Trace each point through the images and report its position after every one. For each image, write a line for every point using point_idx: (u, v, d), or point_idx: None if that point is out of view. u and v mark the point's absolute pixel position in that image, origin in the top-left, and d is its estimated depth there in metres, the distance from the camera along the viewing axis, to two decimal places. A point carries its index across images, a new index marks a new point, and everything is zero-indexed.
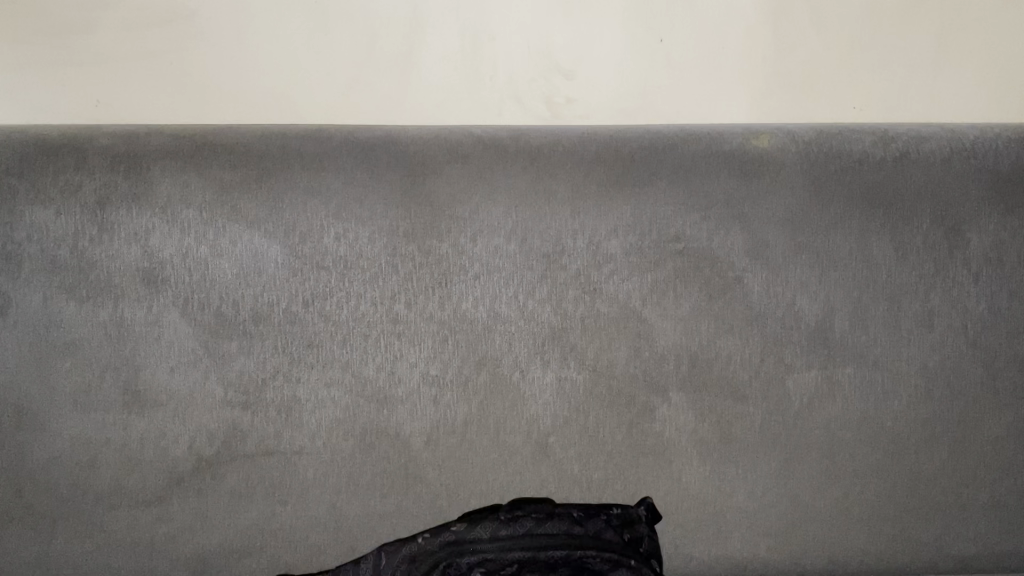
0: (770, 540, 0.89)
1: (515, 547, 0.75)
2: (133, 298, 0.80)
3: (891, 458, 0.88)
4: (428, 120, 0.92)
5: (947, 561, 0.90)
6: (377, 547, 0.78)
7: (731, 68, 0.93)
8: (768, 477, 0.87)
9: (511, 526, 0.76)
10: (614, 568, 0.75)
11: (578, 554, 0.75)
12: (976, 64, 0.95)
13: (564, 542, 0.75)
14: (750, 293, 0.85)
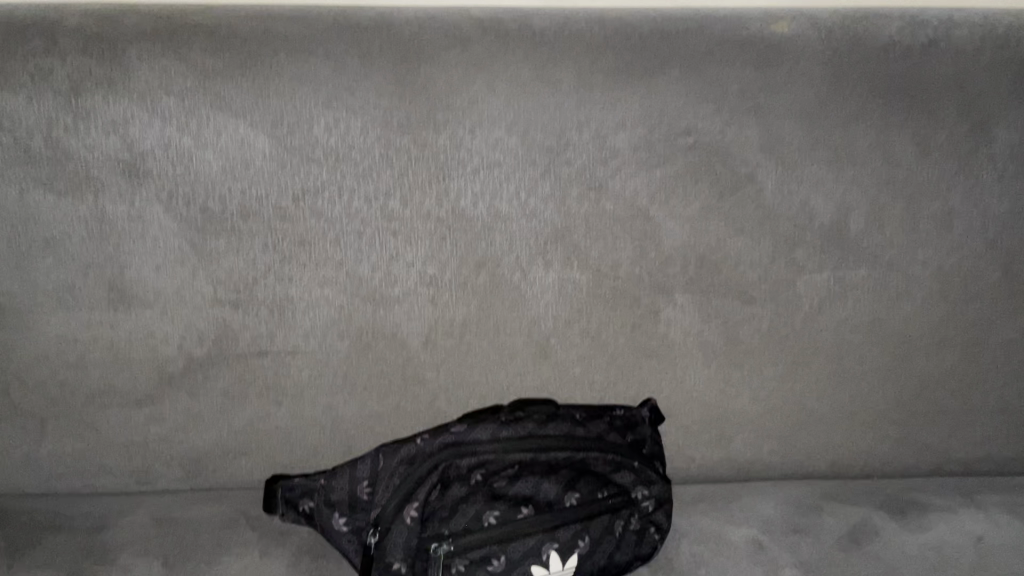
0: (772, 442, 0.88)
1: (519, 450, 0.70)
2: (113, 192, 0.75)
3: (899, 361, 0.86)
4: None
5: (949, 463, 0.90)
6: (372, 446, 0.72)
7: None
8: (773, 381, 0.86)
9: (514, 427, 0.71)
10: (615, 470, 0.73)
11: (582, 456, 0.72)
12: None
13: (569, 444, 0.71)
14: (764, 191, 0.80)
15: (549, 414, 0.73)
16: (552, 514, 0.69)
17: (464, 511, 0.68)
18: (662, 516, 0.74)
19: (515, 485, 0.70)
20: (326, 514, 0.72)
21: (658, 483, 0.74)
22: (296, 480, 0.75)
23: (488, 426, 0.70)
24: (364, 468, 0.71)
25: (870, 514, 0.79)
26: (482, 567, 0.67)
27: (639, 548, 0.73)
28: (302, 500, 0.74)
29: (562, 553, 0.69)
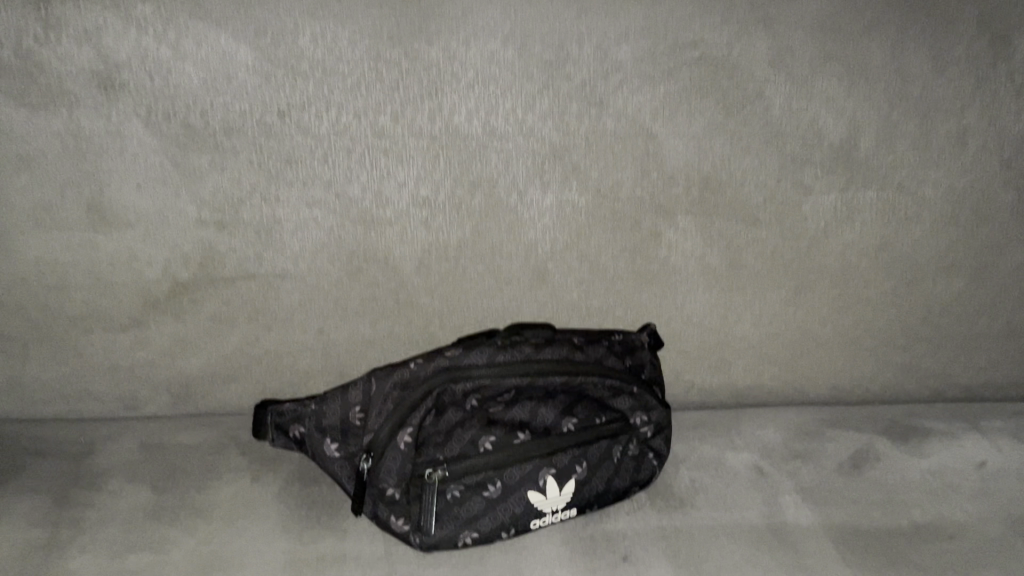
0: (774, 369, 0.86)
1: (516, 374, 0.68)
2: (89, 105, 0.71)
3: (905, 286, 0.84)
4: None
5: (952, 391, 0.88)
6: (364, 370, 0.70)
7: None
8: (776, 306, 0.84)
9: (510, 351, 0.69)
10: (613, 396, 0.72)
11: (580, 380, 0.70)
12: None
13: (567, 368, 0.69)
14: (771, 108, 0.76)
15: (546, 338, 0.71)
16: (549, 440, 0.67)
17: (459, 436, 0.66)
18: (662, 442, 0.73)
19: (512, 411, 0.68)
20: (317, 439, 0.70)
21: (657, 408, 0.73)
22: (286, 405, 0.73)
23: (484, 349, 0.68)
24: (355, 393, 0.68)
25: (872, 440, 0.78)
26: (478, 493, 0.65)
27: (639, 475, 0.71)
28: (293, 426, 0.72)
29: (560, 479, 0.67)
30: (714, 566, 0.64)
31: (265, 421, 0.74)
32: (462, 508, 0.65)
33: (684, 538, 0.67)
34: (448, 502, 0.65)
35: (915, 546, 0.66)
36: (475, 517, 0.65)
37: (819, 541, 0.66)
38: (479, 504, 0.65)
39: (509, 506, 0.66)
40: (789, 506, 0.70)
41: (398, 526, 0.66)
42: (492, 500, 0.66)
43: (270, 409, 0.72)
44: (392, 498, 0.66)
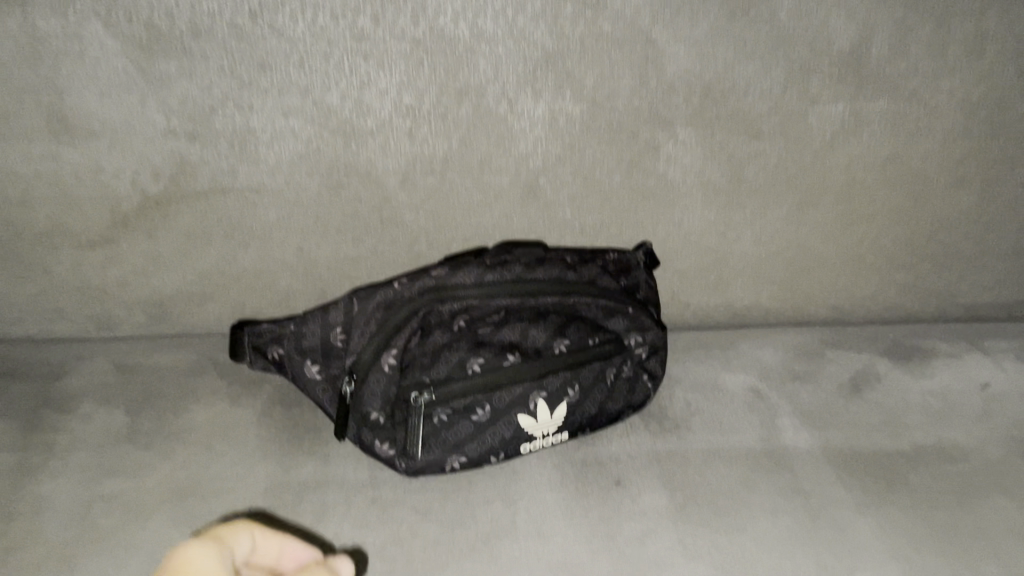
0: (773, 288, 0.83)
1: (505, 294, 0.64)
2: (43, 4, 0.65)
3: (912, 202, 0.80)
4: None
5: (956, 310, 0.86)
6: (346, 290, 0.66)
7: None
8: (777, 223, 0.80)
9: (498, 269, 0.65)
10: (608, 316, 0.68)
11: (572, 300, 0.67)
12: None
13: (559, 288, 0.66)
14: (778, 11, 0.70)
15: (536, 256, 0.67)
16: (540, 362, 0.64)
17: (445, 359, 0.63)
18: (657, 364, 0.70)
19: (501, 332, 0.65)
20: (297, 361, 0.67)
21: (652, 329, 0.69)
22: (263, 326, 0.70)
23: (471, 267, 0.64)
24: (336, 313, 0.65)
25: (873, 362, 0.76)
26: (465, 417, 0.63)
27: (632, 397, 0.69)
28: (270, 347, 0.69)
29: (551, 402, 0.65)
30: (708, 489, 0.62)
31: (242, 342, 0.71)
32: (449, 433, 0.63)
33: (678, 462, 0.65)
34: (434, 427, 0.63)
35: (915, 469, 0.64)
36: (462, 442, 0.63)
37: (817, 465, 0.64)
38: (467, 428, 0.63)
39: (498, 430, 0.63)
40: (787, 429, 0.68)
41: (382, 451, 0.63)
42: (480, 424, 0.63)
43: (249, 329, 0.70)
44: (375, 422, 0.63)
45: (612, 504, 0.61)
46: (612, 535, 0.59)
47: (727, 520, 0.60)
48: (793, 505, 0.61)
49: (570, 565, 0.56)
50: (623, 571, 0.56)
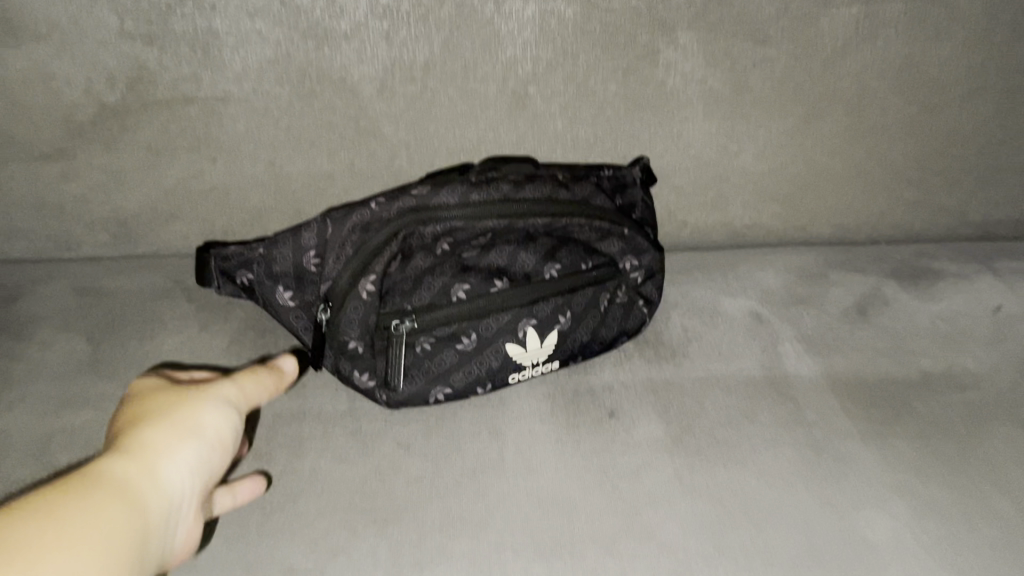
0: (775, 206, 0.79)
1: (493, 216, 0.60)
2: None
3: (926, 114, 0.75)
4: None
5: (966, 229, 0.81)
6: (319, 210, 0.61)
7: None
8: (782, 136, 0.75)
9: (485, 189, 0.60)
10: (602, 239, 0.65)
11: (564, 223, 0.63)
12: None
13: (550, 210, 0.62)
14: None
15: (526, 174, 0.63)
16: (529, 288, 0.61)
17: (428, 284, 0.59)
18: (653, 288, 0.67)
19: (488, 257, 0.61)
20: (268, 287, 0.62)
21: (649, 253, 0.66)
22: (230, 248, 0.64)
23: (457, 187, 0.59)
24: (309, 236, 0.60)
25: (879, 283, 0.72)
26: (450, 346, 0.60)
27: (627, 325, 0.65)
28: (238, 272, 0.64)
29: (541, 331, 0.61)
30: (707, 420, 0.59)
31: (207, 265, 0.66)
32: (433, 363, 0.60)
33: (675, 392, 0.61)
34: (417, 356, 0.60)
35: (923, 397, 0.61)
36: (447, 372, 0.60)
37: (820, 393, 0.61)
38: (452, 358, 0.60)
39: (485, 360, 0.60)
40: (790, 356, 0.64)
41: (362, 382, 0.60)
42: (466, 354, 0.60)
43: (215, 252, 0.65)
44: (354, 352, 0.59)
45: (605, 436, 0.58)
46: (605, 469, 0.56)
47: (726, 453, 0.57)
48: (795, 436, 0.58)
49: (561, 502, 0.54)
50: (617, 507, 0.53)
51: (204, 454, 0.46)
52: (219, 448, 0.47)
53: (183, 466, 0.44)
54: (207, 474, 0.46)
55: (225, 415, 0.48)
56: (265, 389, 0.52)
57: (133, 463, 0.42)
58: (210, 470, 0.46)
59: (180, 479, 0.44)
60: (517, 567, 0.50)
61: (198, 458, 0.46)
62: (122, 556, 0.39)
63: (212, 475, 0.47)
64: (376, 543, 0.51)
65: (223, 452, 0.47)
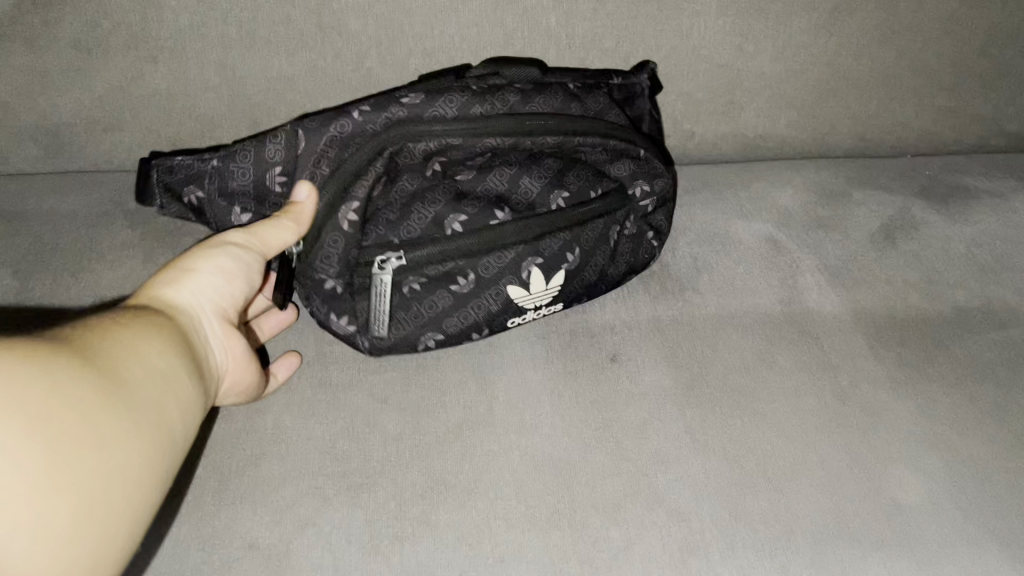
0: (792, 114, 0.70)
1: (494, 133, 0.52)
2: None
3: (968, 8, 0.66)
4: None
5: (1000, 140, 0.74)
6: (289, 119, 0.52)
7: None
8: (805, 34, 0.66)
9: (485, 100, 0.52)
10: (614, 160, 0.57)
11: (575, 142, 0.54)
12: None
13: (561, 126, 0.54)
14: None
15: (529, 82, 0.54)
16: (534, 220, 0.53)
17: (418, 214, 0.52)
18: (664, 217, 0.59)
19: (485, 179, 0.53)
20: (223, 211, 0.54)
21: (662, 178, 0.58)
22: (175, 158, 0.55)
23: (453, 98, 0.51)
24: (274, 151, 0.51)
25: (908, 204, 0.64)
26: (444, 287, 0.53)
27: (636, 259, 0.58)
28: (186, 190, 0.54)
29: (546, 270, 0.54)
30: (720, 367, 0.53)
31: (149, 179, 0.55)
32: (423, 305, 0.53)
33: (685, 332, 0.55)
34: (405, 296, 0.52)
35: (959, 337, 0.55)
36: (439, 317, 0.53)
37: (846, 334, 0.55)
38: (444, 300, 0.53)
39: (483, 303, 0.53)
40: (811, 290, 0.57)
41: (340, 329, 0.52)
42: (460, 295, 0.53)
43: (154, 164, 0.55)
44: (331, 292, 0.52)
45: (606, 385, 0.51)
46: (607, 424, 0.49)
47: (743, 404, 0.51)
48: (818, 383, 0.52)
49: (558, 462, 0.47)
50: (621, 468, 0.47)
51: (216, 277, 0.43)
52: (230, 277, 0.44)
53: (199, 291, 0.42)
54: (229, 299, 0.44)
55: (229, 248, 0.44)
56: (278, 226, 0.47)
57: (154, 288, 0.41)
58: (233, 296, 0.44)
59: (200, 304, 0.42)
60: (511, 539, 0.44)
61: (217, 281, 0.43)
62: (181, 348, 0.38)
63: (236, 302, 0.44)
64: (349, 514, 0.45)
65: (234, 278, 0.44)
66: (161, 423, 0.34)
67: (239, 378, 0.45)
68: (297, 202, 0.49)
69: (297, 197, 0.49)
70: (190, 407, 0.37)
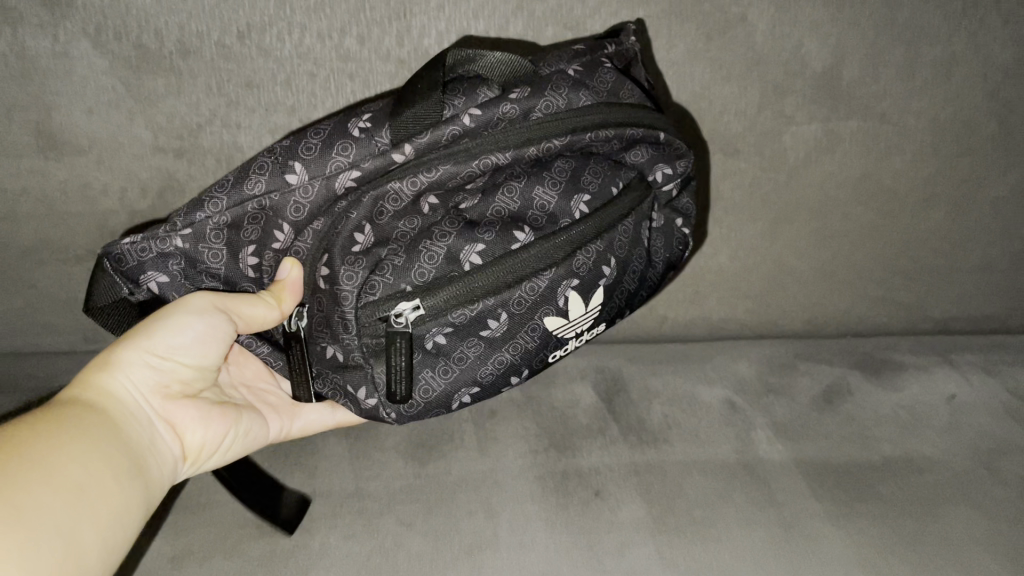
0: (748, 301, 0.86)
1: (493, 149, 0.57)
2: (33, 25, 0.65)
3: (883, 217, 0.83)
4: None
5: (925, 322, 0.88)
6: (245, 175, 0.56)
7: None
8: (754, 237, 0.82)
9: (452, 121, 0.56)
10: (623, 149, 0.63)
11: (585, 136, 0.59)
12: None
13: (570, 123, 0.58)
14: (756, 36, 0.72)
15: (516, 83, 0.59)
16: (563, 238, 0.59)
17: (431, 255, 0.56)
18: (689, 203, 0.69)
19: (495, 201, 0.58)
20: (188, 289, 0.58)
21: (684, 158, 0.65)
22: (122, 244, 0.56)
23: (442, 131, 0.55)
24: (250, 226, 0.57)
25: (845, 374, 0.78)
26: (473, 334, 0.59)
27: (673, 249, 0.69)
28: (145, 275, 0.57)
29: (581, 292, 0.61)
30: (685, 501, 0.64)
31: (106, 271, 0.57)
32: (452, 356, 0.60)
33: (656, 473, 0.67)
34: (432, 353, 0.60)
35: (885, 481, 0.66)
36: (475, 361, 0.61)
37: (789, 474, 0.67)
38: (475, 346, 0.60)
39: (515, 342, 0.61)
40: (761, 441, 0.70)
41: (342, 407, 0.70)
42: (492, 340, 0.60)
43: (107, 256, 0.56)
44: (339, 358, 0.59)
45: (591, 515, 0.63)
46: (591, 545, 0.60)
47: (703, 531, 0.62)
48: (767, 515, 0.63)
49: None
50: None
51: (142, 358, 0.55)
52: (158, 357, 0.56)
53: (130, 375, 0.55)
54: (162, 376, 0.57)
55: (163, 329, 0.55)
56: (254, 301, 0.56)
57: (90, 382, 0.53)
58: (168, 374, 0.57)
59: (132, 385, 0.55)
60: None
61: (149, 368, 0.56)
62: (88, 445, 0.49)
63: (171, 375, 0.57)
64: None
65: (160, 358, 0.56)
66: (73, 511, 0.45)
67: (204, 443, 0.60)
68: (281, 279, 0.58)
69: (281, 274, 0.58)
70: (108, 514, 0.47)
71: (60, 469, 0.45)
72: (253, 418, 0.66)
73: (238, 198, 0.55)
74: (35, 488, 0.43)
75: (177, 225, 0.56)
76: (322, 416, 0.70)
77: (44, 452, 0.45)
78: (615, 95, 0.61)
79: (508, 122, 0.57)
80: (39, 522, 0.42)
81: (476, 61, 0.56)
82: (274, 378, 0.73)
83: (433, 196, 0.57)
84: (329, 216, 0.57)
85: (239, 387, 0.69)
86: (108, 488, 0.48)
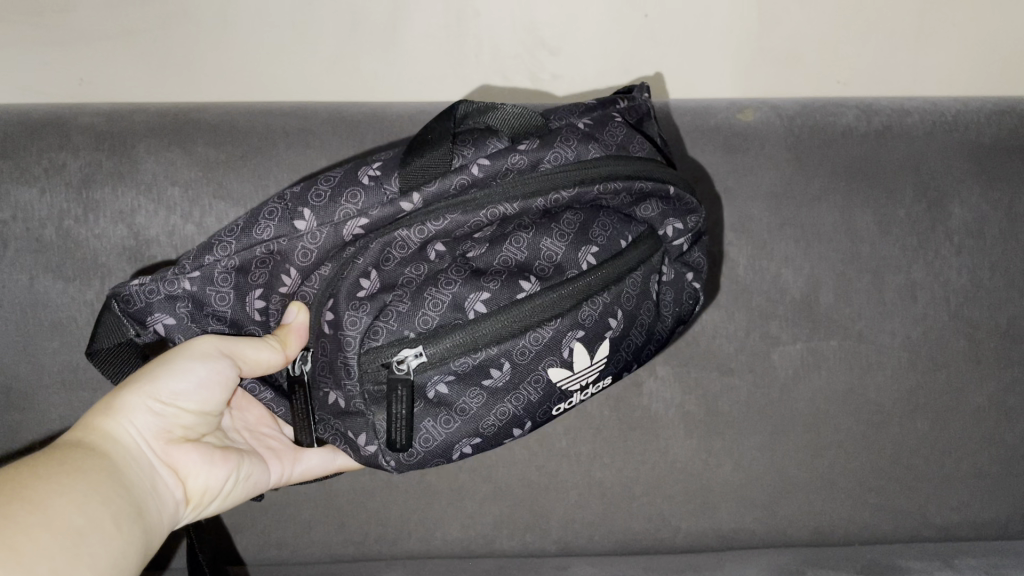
0: (757, 512, 0.90)
1: (501, 198, 0.60)
2: (120, 279, 0.78)
3: (875, 429, 0.88)
4: (400, 95, 0.89)
5: (930, 530, 0.92)
6: (257, 217, 0.60)
7: (728, 41, 0.89)
8: (755, 450, 0.88)
9: (461, 171, 0.60)
10: (637, 202, 0.67)
11: (594, 188, 0.62)
12: (973, 41, 0.90)
13: (578, 176, 0.62)
14: (736, 269, 0.84)
15: (525, 136, 0.63)
16: (568, 288, 0.61)
17: (437, 301, 0.59)
18: (699, 256, 0.72)
19: (502, 250, 0.61)
20: (195, 332, 0.62)
21: (694, 214, 0.69)
22: (131, 286, 0.60)
23: (450, 180, 0.59)
24: (258, 270, 0.61)
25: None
26: (475, 383, 0.61)
27: (684, 304, 0.70)
28: (153, 317, 0.61)
29: (587, 343, 0.62)
30: None
31: (115, 315, 0.61)
32: (454, 407, 0.61)
33: None
34: (434, 403, 0.61)
35: None
36: (478, 411, 0.62)
37: None
38: (478, 395, 0.61)
39: (518, 394, 0.62)
40: None
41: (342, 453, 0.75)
42: (496, 389, 0.61)
43: (114, 295, 0.60)
44: (340, 404, 0.62)
45: None
46: None
47: None
48: None
49: None
50: None
51: (143, 403, 0.59)
52: (158, 403, 0.59)
53: (131, 420, 0.58)
54: (165, 421, 0.60)
55: (166, 375, 0.59)
56: (264, 345, 0.61)
57: (94, 427, 0.56)
58: (170, 419, 0.60)
59: (134, 430, 0.58)
60: None
61: (152, 414, 0.59)
62: (91, 491, 0.51)
63: (173, 422, 0.61)
64: None
65: (160, 403, 0.59)
66: (73, 553, 0.46)
67: (208, 486, 0.63)
68: (288, 323, 0.63)
69: (289, 318, 0.63)
70: (105, 557, 0.48)
71: (60, 511, 0.47)
72: (254, 461, 0.69)
73: (247, 243, 0.60)
74: (36, 529, 0.45)
75: (186, 268, 0.60)
76: (323, 461, 0.75)
77: (44, 495, 0.47)
78: (624, 149, 0.66)
79: (516, 173, 0.61)
80: (38, 560, 0.44)
81: (487, 113, 0.61)
82: (276, 423, 0.76)
83: (439, 241, 0.61)
84: (335, 260, 0.61)
85: (242, 433, 0.72)
86: (109, 534, 0.50)
